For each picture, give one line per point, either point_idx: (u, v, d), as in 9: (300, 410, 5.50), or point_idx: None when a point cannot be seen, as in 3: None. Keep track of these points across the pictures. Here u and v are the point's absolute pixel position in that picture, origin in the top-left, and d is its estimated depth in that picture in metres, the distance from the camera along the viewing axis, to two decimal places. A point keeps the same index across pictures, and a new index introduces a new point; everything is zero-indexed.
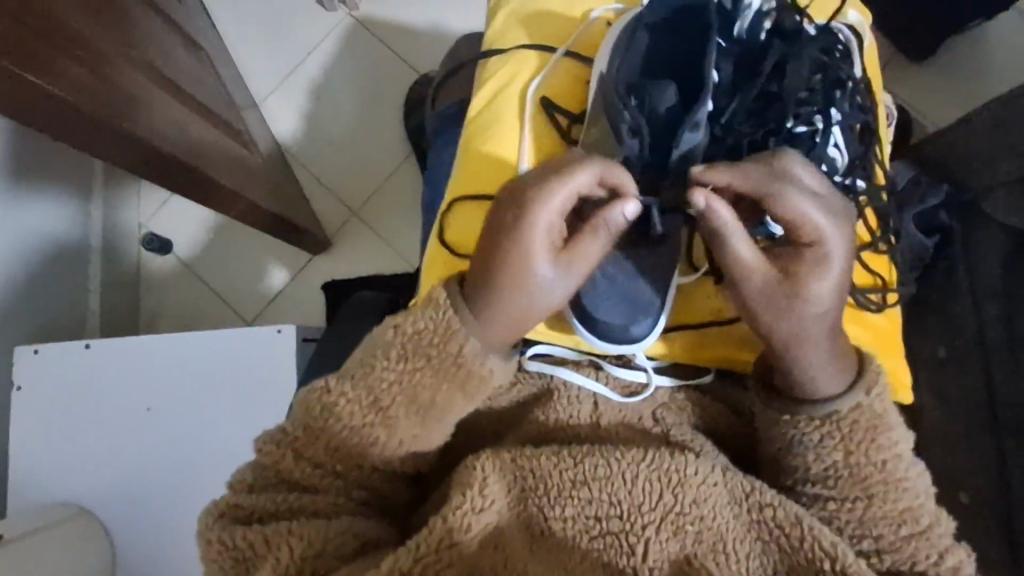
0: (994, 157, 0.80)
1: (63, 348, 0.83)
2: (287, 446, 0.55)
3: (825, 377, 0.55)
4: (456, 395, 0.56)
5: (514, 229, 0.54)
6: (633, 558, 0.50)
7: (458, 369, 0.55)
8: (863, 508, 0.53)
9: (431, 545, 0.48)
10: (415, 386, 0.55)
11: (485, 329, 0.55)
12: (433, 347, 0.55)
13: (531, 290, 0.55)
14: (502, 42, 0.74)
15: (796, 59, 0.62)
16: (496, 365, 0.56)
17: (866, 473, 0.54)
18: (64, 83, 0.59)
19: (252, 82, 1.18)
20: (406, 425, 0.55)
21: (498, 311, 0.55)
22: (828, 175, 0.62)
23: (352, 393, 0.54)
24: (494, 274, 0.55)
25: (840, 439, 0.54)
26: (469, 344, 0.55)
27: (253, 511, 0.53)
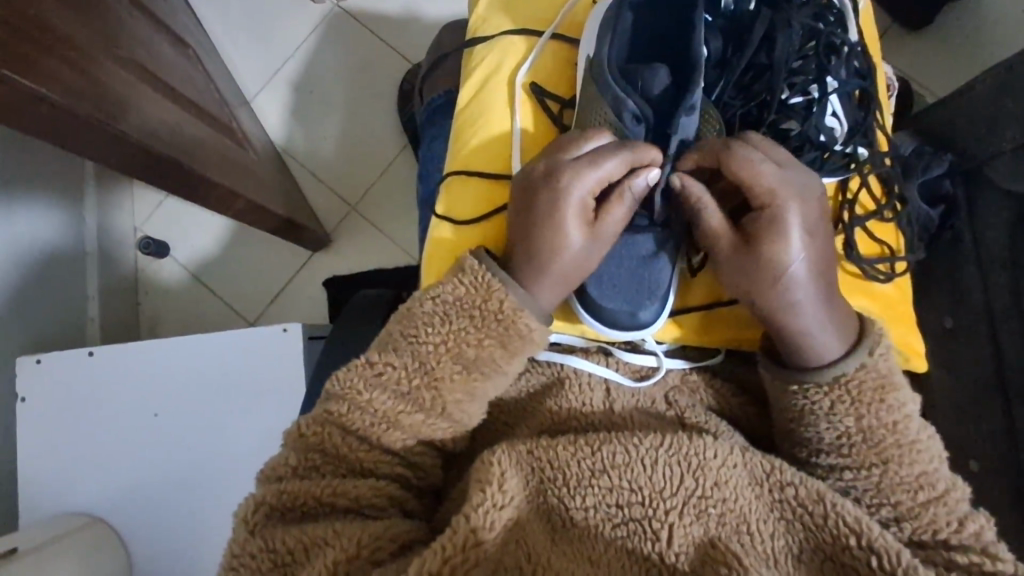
0: (997, 122, 0.79)
1: (65, 356, 0.82)
2: (332, 424, 0.54)
3: (829, 344, 0.54)
4: (497, 352, 0.56)
5: (551, 192, 0.56)
6: (658, 543, 0.49)
7: (501, 325, 0.55)
8: (879, 474, 0.53)
9: (456, 545, 0.47)
10: (458, 346, 0.55)
11: (529, 292, 0.57)
12: (475, 307, 0.55)
13: (575, 251, 0.56)
14: (486, 29, 0.72)
15: (786, 26, 0.60)
16: (535, 326, 0.56)
17: (879, 437, 0.53)
18: (51, 85, 0.57)
19: (241, 78, 1.16)
20: (450, 389, 0.55)
21: (542, 273, 0.56)
22: (826, 145, 0.61)
23: (399, 361, 0.55)
24: (534, 241, 0.56)
25: (852, 405, 0.53)
26: (509, 301, 0.55)
27: (300, 494, 0.52)
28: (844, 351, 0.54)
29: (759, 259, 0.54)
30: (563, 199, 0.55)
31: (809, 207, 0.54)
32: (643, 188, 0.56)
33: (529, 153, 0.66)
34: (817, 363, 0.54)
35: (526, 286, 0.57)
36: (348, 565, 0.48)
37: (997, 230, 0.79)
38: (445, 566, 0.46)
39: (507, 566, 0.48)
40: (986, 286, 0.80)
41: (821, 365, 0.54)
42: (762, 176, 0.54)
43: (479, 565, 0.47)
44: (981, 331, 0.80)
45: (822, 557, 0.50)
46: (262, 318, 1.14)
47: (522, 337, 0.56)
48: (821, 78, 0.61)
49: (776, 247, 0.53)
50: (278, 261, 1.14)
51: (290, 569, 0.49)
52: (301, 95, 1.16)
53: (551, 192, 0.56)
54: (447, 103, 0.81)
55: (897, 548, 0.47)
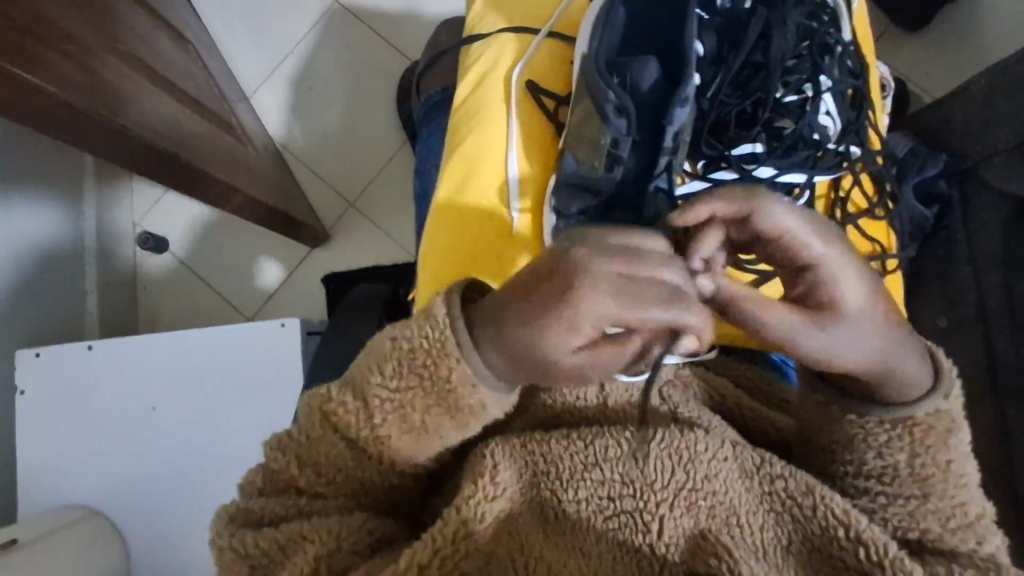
0: (992, 122, 0.79)
1: (64, 350, 0.83)
2: (291, 453, 0.53)
3: (908, 386, 0.49)
4: (444, 421, 0.50)
5: (546, 293, 0.40)
6: (648, 536, 0.50)
7: (448, 393, 0.48)
8: (915, 503, 0.51)
9: (446, 537, 0.48)
10: (407, 409, 0.49)
11: (481, 359, 0.46)
12: (425, 367, 0.48)
13: (555, 361, 0.42)
14: (481, 27, 0.73)
15: (781, 26, 0.60)
16: (488, 401, 0.49)
17: (928, 472, 0.51)
18: (51, 79, 0.58)
19: (240, 74, 1.17)
20: (398, 445, 0.51)
21: (498, 345, 0.45)
22: (820, 144, 0.61)
23: (352, 403, 0.50)
24: (511, 327, 0.43)
25: (909, 443, 0.51)
26: (460, 370, 0.47)
27: (264, 515, 0.52)
28: (929, 386, 0.50)
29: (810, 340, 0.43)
30: (567, 303, 0.39)
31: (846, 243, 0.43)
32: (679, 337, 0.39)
33: (523, 151, 0.67)
34: (890, 400, 0.50)
35: (478, 349, 0.46)
36: (330, 561, 0.48)
37: (991, 230, 0.80)
38: (435, 557, 0.47)
39: (500, 556, 0.49)
40: (979, 286, 0.81)
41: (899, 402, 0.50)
42: (797, 240, 0.42)
43: (469, 556, 0.48)
44: (974, 331, 0.81)
45: (810, 548, 0.51)
46: (260, 314, 1.14)
47: (471, 410, 0.49)
48: (816, 76, 0.61)
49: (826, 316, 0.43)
50: (276, 257, 1.14)
51: (267, 569, 0.49)
52: (300, 92, 1.16)
53: (557, 288, 0.40)
54: (445, 99, 0.82)
55: (885, 542, 0.48)
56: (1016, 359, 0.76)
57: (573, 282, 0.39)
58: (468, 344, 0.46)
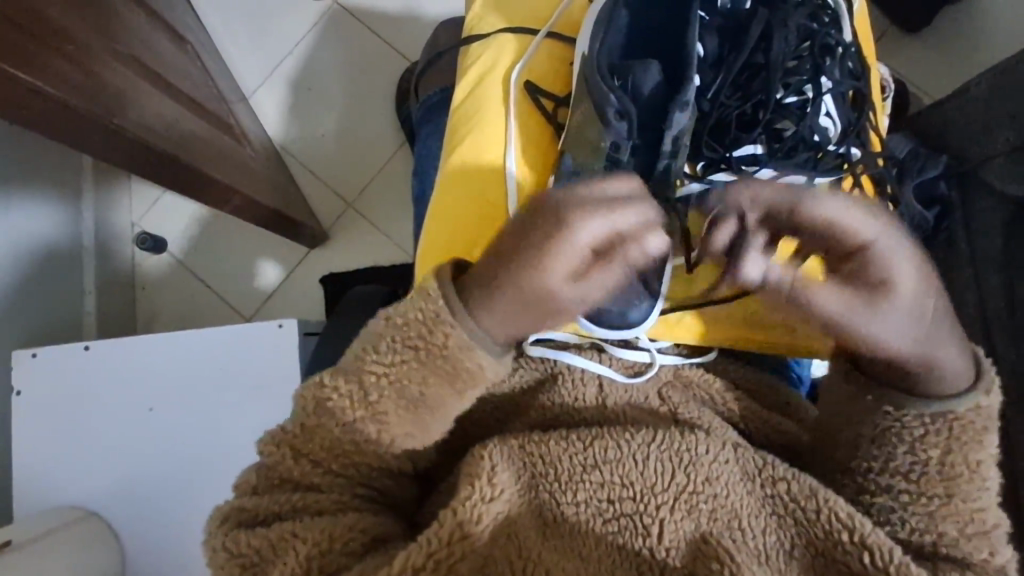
0: (992, 124, 0.79)
1: (60, 350, 0.82)
2: (286, 446, 0.52)
3: (948, 375, 0.50)
4: (443, 388, 0.51)
5: (531, 238, 0.44)
6: (648, 539, 0.50)
7: (445, 360, 0.50)
8: (938, 504, 0.51)
9: (442, 539, 0.47)
10: (402, 381, 0.50)
11: (477, 319, 0.49)
12: (420, 337, 0.50)
13: (553, 297, 0.46)
14: (480, 27, 0.73)
15: (782, 27, 0.60)
16: (484, 364, 0.50)
17: (956, 471, 0.50)
18: (48, 79, 0.57)
19: (239, 75, 1.16)
20: (398, 424, 0.51)
21: (495, 307, 0.48)
22: (821, 146, 0.61)
23: (346, 386, 0.51)
24: (503, 276, 0.46)
25: (944, 440, 0.50)
26: (455, 334, 0.49)
27: (259, 512, 0.51)
28: (967, 381, 0.51)
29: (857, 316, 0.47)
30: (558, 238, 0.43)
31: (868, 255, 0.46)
32: (639, 255, 0.44)
33: (521, 152, 0.66)
34: (923, 393, 0.51)
35: (476, 314, 0.49)
36: (322, 561, 0.48)
37: (992, 231, 0.79)
38: (430, 561, 0.46)
39: (496, 559, 0.49)
40: (979, 287, 0.81)
41: (936, 395, 0.50)
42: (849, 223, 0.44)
43: (466, 558, 0.48)
44: (974, 332, 0.80)
45: (813, 553, 0.50)
46: (258, 315, 1.14)
47: (471, 375, 0.51)
48: (817, 77, 0.61)
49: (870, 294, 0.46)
50: (274, 257, 1.14)
51: (258, 568, 0.49)
52: (299, 93, 1.16)
53: (549, 225, 0.43)
54: (443, 100, 0.81)
55: (889, 546, 0.48)
56: (1018, 361, 0.75)
57: (565, 216, 0.42)
58: (464, 309, 0.49)
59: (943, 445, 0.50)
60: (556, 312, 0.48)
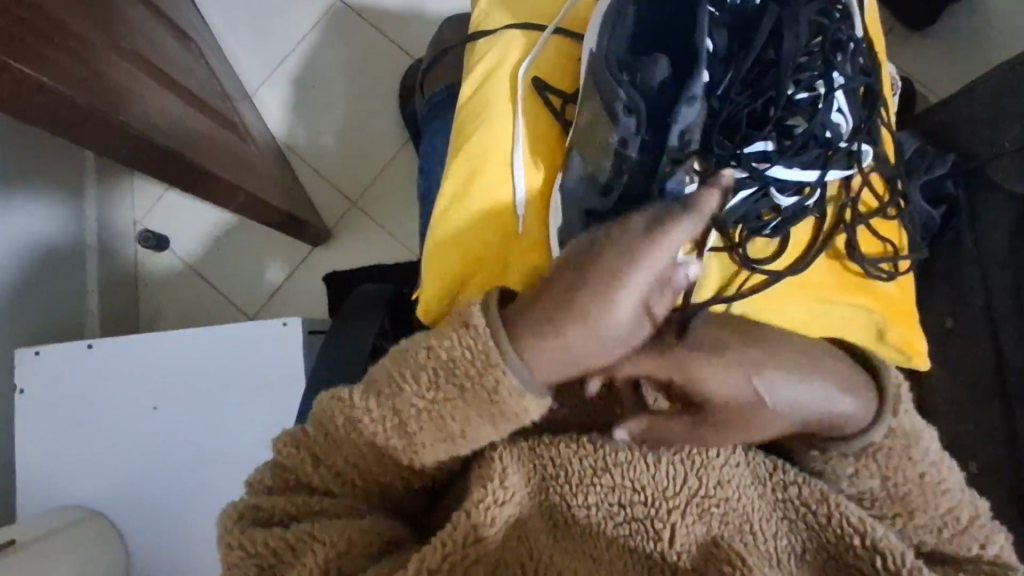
0: (1000, 122, 0.78)
1: (64, 348, 0.82)
2: (306, 451, 0.52)
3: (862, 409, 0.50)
4: (485, 428, 0.50)
5: (595, 275, 0.45)
6: (660, 542, 0.49)
7: (492, 402, 0.48)
8: (905, 521, 0.52)
9: (457, 542, 0.47)
10: (443, 416, 0.49)
11: (525, 362, 0.47)
12: (465, 377, 0.48)
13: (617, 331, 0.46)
14: (488, 23, 0.73)
15: (794, 23, 0.59)
16: (531, 405, 0.49)
17: (905, 490, 0.51)
18: (52, 75, 0.57)
19: (241, 72, 1.16)
20: (430, 452, 0.51)
21: (556, 349, 0.47)
22: (832, 141, 0.60)
23: (378, 411, 0.49)
24: (565, 319, 0.46)
25: (876, 468, 0.51)
26: (507, 379, 0.47)
27: (273, 512, 0.51)
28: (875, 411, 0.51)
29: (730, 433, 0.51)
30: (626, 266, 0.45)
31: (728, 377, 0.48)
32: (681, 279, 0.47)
33: (530, 149, 0.66)
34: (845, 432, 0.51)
35: (524, 356, 0.47)
36: (340, 562, 0.48)
37: (999, 230, 0.79)
38: (445, 563, 0.46)
39: (508, 562, 0.48)
40: (985, 286, 0.80)
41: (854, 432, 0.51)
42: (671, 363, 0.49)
43: (481, 561, 0.47)
44: (980, 332, 0.80)
45: (825, 556, 0.50)
46: (261, 313, 1.13)
47: (516, 415, 0.50)
48: (828, 74, 0.60)
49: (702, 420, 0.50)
50: (279, 256, 1.14)
51: (278, 569, 0.48)
52: (301, 90, 1.16)
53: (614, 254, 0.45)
54: (449, 97, 0.81)
55: (902, 551, 0.48)
56: None
57: (632, 247, 0.45)
58: (512, 349, 0.47)
59: (878, 472, 0.51)
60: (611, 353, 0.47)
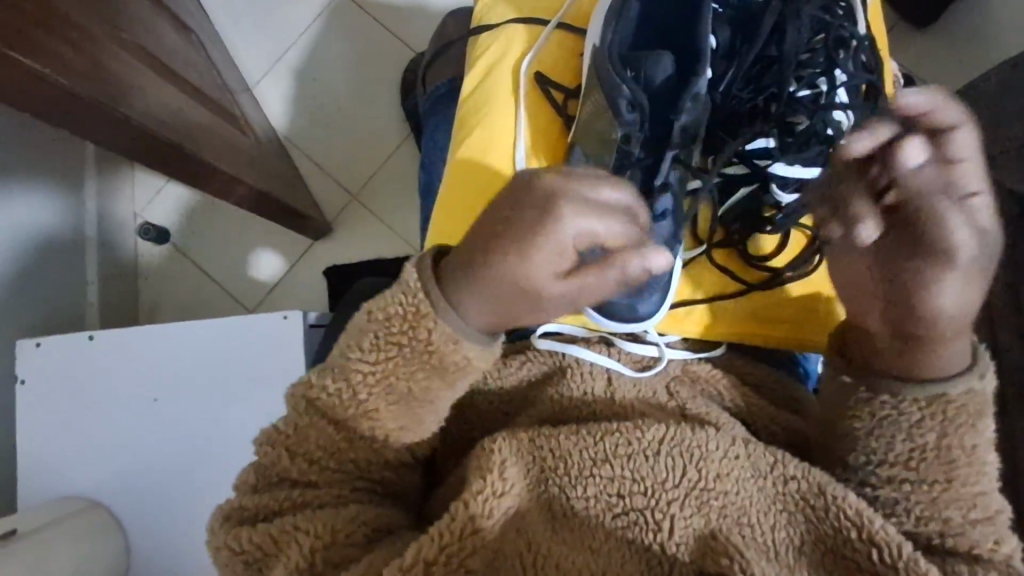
0: (1001, 122, 0.78)
1: (63, 339, 0.82)
2: (280, 446, 0.52)
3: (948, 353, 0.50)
4: (433, 382, 0.51)
5: (515, 232, 0.45)
6: (659, 534, 0.49)
7: (432, 355, 0.50)
8: (941, 491, 0.50)
9: (454, 534, 0.47)
10: (391, 378, 0.50)
11: (458, 309, 0.50)
12: (403, 334, 0.50)
13: (536, 289, 0.47)
14: (491, 17, 0.73)
15: (795, 19, 0.59)
16: (473, 357, 0.51)
17: (955, 456, 0.50)
18: (54, 66, 0.57)
19: (243, 65, 1.15)
20: (389, 417, 0.52)
21: (476, 296, 0.49)
22: (834, 139, 0.59)
23: (333, 385, 0.51)
24: (483, 266, 0.47)
25: (939, 422, 0.50)
26: (440, 328, 0.50)
27: (257, 510, 0.50)
28: (963, 365, 0.51)
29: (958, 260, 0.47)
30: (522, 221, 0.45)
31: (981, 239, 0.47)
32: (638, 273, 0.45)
33: (533, 144, 0.66)
34: (916, 376, 0.51)
35: (455, 306, 0.50)
36: (325, 552, 0.48)
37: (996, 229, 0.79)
38: (442, 554, 0.46)
39: (506, 553, 0.48)
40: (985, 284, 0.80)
41: (932, 379, 0.51)
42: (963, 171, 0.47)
43: (478, 553, 0.47)
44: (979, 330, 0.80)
45: (824, 550, 0.50)
46: (261, 306, 1.13)
47: (460, 366, 0.51)
48: (829, 70, 0.61)
49: (960, 233, 0.47)
50: (278, 249, 1.14)
51: (264, 562, 0.49)
52: (303, 83, 1.16)
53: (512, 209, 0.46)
54: (451, 90, 0.80)
55: (900, 543, 0.48)
56: None
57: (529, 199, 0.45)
58: (445, 300, 0.49)
59: (938, 427, 0.50)
60: (537, 305, 0.49)
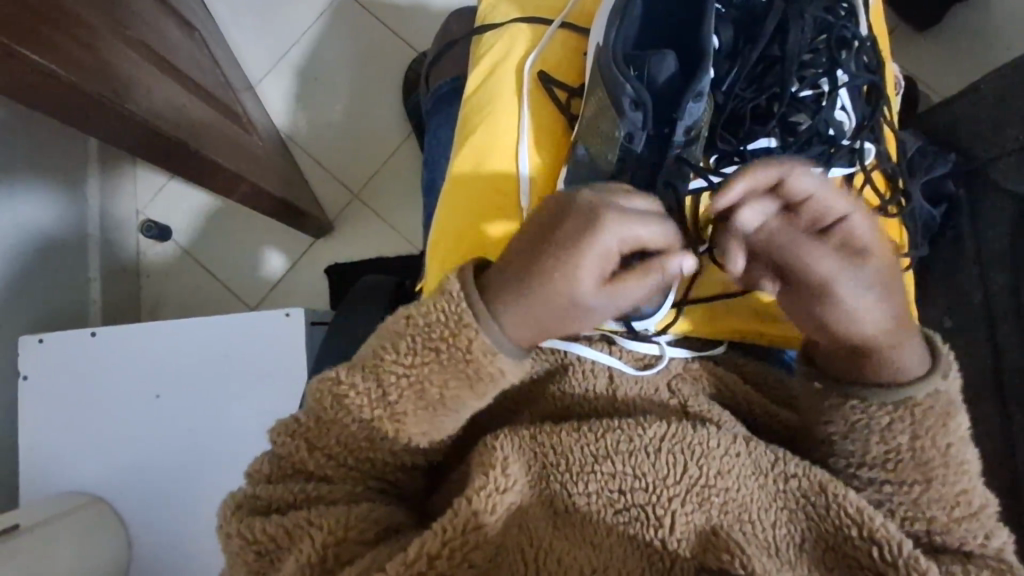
0: (1001, 124, 0.79)
1: (67, 335, 0.82)
2: (300, 436, 0.52)
3: (909, 358, 0.51)
4: (463, 393, 0.51)
5: (556, 237, 0.46)
6: (660, 530, 0.50)
7: (468, 364, 0.49)
8: (919, 491, 0.52)
9: (457, 529, 0.47)
10: (423, 382, 0.50)
11: (498, 324, 0.49)
12: (441, 341, 0.49)
13: (578, 300, 0.47)
14: (494, 17, 0.73)
15: (798, 19, 0.60)
16: (506, 368, 0.50)
17: (928, 457, 0.51)
18: (59, 63, 0.57)
19: (245, 63, 1.16)
20: (415, 423, 0.51)
21: (518, 313, 0.48)
22: (835, 139, 0.61)
23: (363, 385, 0.50)
24: (530, 272, 0.47)
25: (909, 424, 0.51)
26: (479, 339, 0.49)
27: (272, 500, 0.52)
28: (924, 367, 0.51)
29: (840, 275, 0.47)
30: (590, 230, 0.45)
31: (867, 271, 0.47)
32: (675, 274, 0.48)
33: (535, 144, 0.66)
34: (878, 382, 0.52)
35: (495, 316, 0.49)
36: (338, 547, 0.48)
37: (999, 230, 0.79)
38: (445, 548, 0.47)
39: (509, 548, 0.49)
40: (984, 285, 0.81)
41: (893, 383, 0.51)
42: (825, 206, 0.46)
43: (481, 548, 0.48)
44: (978, 329, 0.81)
45: (823, 546, 0.51)
46: (263, 304, 1.14)
47: (492, 377, 0.50)
48: (832, 70, 0.61)
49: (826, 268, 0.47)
50: (281, 247, 1.14)
51: (274, 554, 0.49)
52: (305, 82, 1.16)
53: (583, 217, 0.46)
54: (454, 89, 0.81)
55: (901, 539, 0.48)
56: (1020, 360, 0.76)
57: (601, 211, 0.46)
58: (486, 311, 0.49)
59: (910, 429, 0.51)
60: (580, 318, 0.49)
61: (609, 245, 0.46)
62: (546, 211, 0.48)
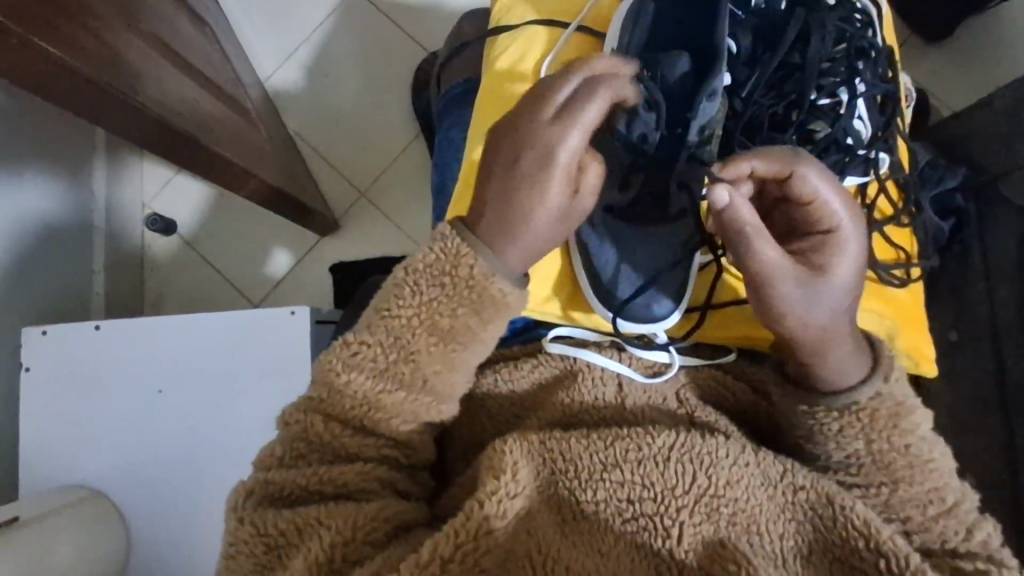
0: (1012, 140, 0.79)
1: (72, 328, 0.82)
2: (314, 411, 0.53)
3: (848, 368, 0.52)
4: (476, 329, 0.52)
5: (517, 149, 0.49)
6: (668, 540, 0.49)
7: (473, 291, 0.50)
8: (888, 493, 0.52)
9: (469, 532, 0.47)
10: (434, 313, 0.51)
11: (495, 251, 0.50)
12: (445, 273, 0.50)
13: (554, 203, 0.49)
14: (509, 18, 0.73)
15: (820, 27, 0.59)
16: (509, 290, 0.51)
17: (889, 459, 0.52)
18: (72, 54, 0.57)
19: (255, 60, 1.15)
20: (430, 361, 0.51)
21: (510, 232, 0.50)
22: (853, 147, 0.61)
23: (373, 339, 0.51)
24: (506, 192, 0.49)
25: (860, 430, 0.52)
26: (480, 265, 0.50)
27: (285, 484, 0.51)
28: (865, 370, 0.52)
29: (788, 271, 0.49)
30: (552, 140, 0.48)
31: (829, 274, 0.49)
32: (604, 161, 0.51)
33: None
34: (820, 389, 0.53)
35: (493, 248, 0.50)
36: (346, 549, 0.48)
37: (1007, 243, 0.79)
38: (457, 553, 0.46)
39: (518, 555, 0.48)
40: (991, 299, 0.80)
41: (832, 389, 0.52)
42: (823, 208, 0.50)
43: (492, 553, 0.47)
44: (984, 343, 0.80)
45: (832, 560, 0.50)
46: (267, 300, 1.13)
47: (496, 302, 0.51)
48: (851, 79, 0.61)
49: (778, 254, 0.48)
50: (286, 244, 1.13)
51: (278, 553, 0.49)
52: (315, 79, 1.15)
53: (534, 130, 0.48)
54: (466, 91, 0.80)
55: (908, 553, 0.48)
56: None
57: (543, 132, 0.48)
58: (479, 242, 0.50)
59: (862, 436, 0.52)
60: (559, 222, 0.51)
61: (573, 141, 0.48)
62: (498, 142, 0.50)
